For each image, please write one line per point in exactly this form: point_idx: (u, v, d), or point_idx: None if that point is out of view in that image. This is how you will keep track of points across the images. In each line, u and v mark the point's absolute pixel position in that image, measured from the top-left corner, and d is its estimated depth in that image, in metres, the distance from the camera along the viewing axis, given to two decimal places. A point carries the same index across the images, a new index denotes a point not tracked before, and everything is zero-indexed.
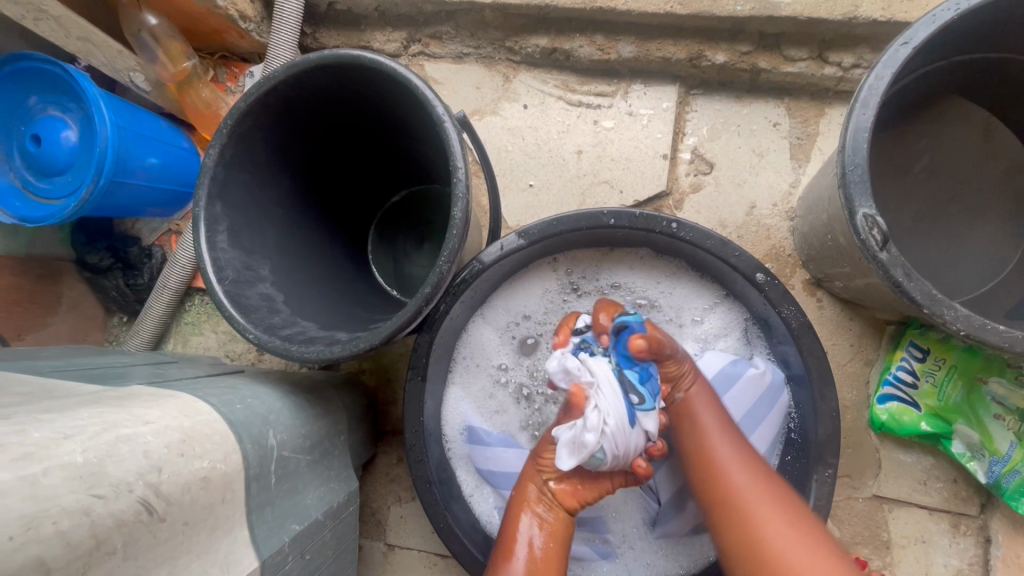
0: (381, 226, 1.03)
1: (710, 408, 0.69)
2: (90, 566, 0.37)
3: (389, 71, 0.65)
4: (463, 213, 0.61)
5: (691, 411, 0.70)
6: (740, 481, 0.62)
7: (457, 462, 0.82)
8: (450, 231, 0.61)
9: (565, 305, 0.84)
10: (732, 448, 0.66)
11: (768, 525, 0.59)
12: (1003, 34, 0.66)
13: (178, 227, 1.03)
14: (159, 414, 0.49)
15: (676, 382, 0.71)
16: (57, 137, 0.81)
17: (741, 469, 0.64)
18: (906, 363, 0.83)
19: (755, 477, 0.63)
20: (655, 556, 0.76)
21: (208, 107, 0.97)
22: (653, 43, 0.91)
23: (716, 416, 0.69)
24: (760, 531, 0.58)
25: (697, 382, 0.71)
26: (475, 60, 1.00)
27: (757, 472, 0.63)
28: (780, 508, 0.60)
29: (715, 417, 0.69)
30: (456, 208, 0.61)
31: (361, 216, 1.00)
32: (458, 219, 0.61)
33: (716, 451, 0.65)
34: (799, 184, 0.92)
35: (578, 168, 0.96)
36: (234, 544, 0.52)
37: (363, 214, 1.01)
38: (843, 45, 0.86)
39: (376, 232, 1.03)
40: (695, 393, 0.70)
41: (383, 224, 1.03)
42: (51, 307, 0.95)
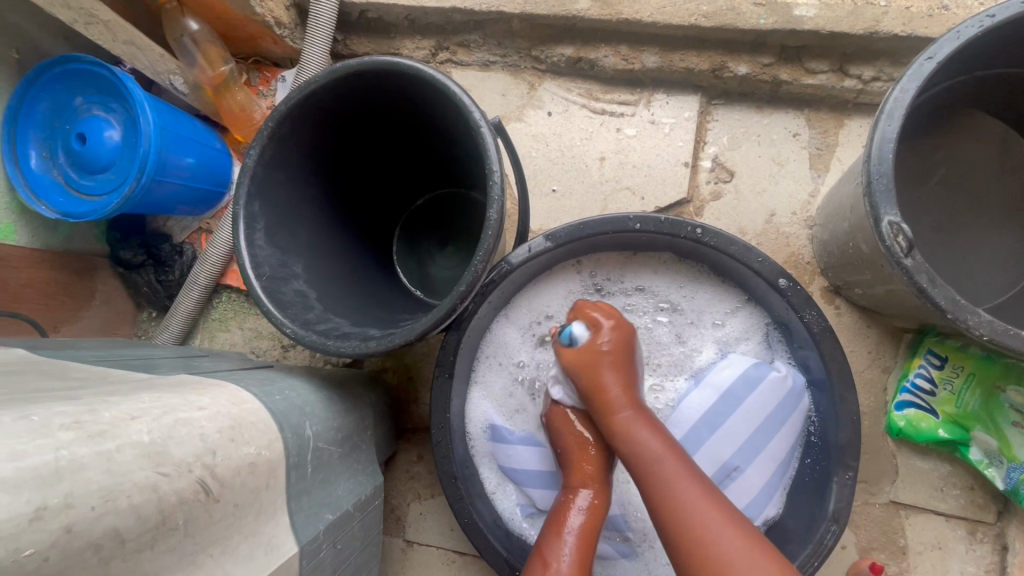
0: (406, 228, 1.06)
1: (653, 427, 0.66)
2: (156, 540, 0.39)
3: (428, 78, 0.67)
4: (498, 214, 0.64)
5: (632, 425, 0.67)
6: (687, 494, 0.59)
7: (480, 459, 0.84)
8: (485, 232, 0.63)
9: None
10: (678, 461, 0.63)
11: (720, 538, 0.55)
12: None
13: (208, 225, 1.06)
14: (210, 401, 0.51)
15: (613, 396, 0.68)
16: (101, 135, 0.84)
17: (688, 480, 0.60)
18: (923, 371, 0.84)
19: (704, 487, 0.60)
20: None
21: (243, 109, 1.01)
22: (677, 55, 0.93)
23: (655, 432, 0.66)
24: (713, 544, 0.55)
25: (632, 393, 0.69)
26: (501, 68, 1.02)
27: (702, 481, 0.61)
28: (725, 516, 0.57)
29: (656, 433, 0.66)
30: (491, 210, 0.63)
31: (388, 218, 1.03)
32: (493, 221, 0.63)
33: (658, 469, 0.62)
34: (818, 193, 0.94)
35: (600, 175, 0.99)
36: (277, 528, 0.53)
37: (389, 215, 1.03)
38: (863, 59, 0.88)
39: (401, 233, 1.05)
40: (632, 414, 0.67)
41: (408, 225, 1.06)
42: (85, 300, 0.98)
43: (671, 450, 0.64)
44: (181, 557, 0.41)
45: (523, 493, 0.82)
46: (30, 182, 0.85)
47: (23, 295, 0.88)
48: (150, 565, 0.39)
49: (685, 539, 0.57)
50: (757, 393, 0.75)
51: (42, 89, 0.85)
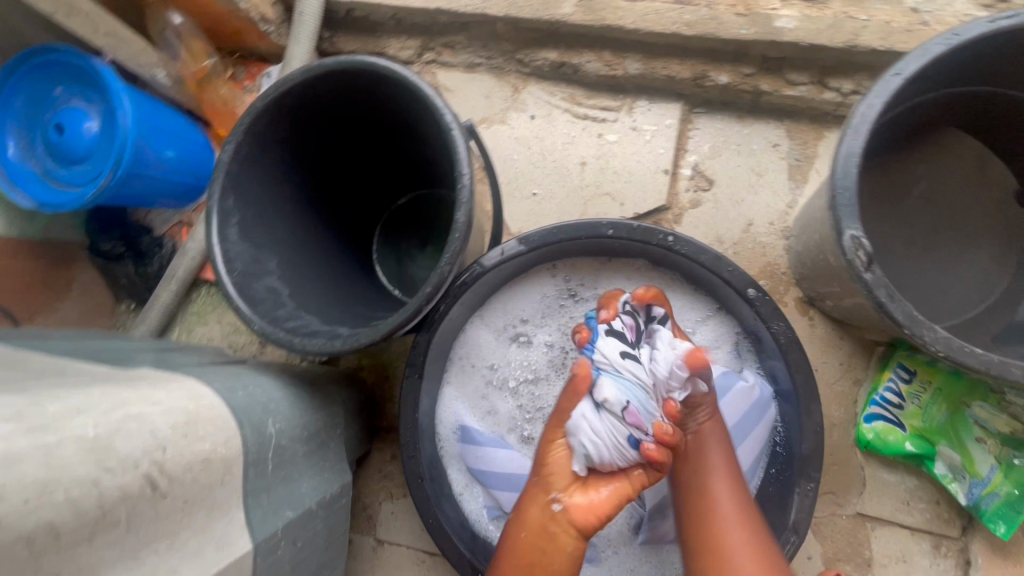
0: (387, 227, 1.06)
1: (719, 444, 0.71)
2: (95, 534, 0.39)
3: (402, 79, 0.67)
4: (466, 217, 0.64)
5: (705, 444, 0.72)
6: (720, 496, 0.69)
7: (449, 461, 0.84)
8: (452, 234, 0.63)
9: (563, 310, 0.86)
10: (726, 476, 0.70)
11: (734, 534, 0.66)
12: (995, 69, 0.69)
13: (189, 219, 1.06)
14: (165, 396, 0.51)
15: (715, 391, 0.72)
16: (80, 127, 0.84)
17: (730, 497, 0.69)
18: (892, 385, 0.85)
19: (739, 504, 0.69)
20: (639, 562, 0.77)
21: (225, 103, 1.01)
22: (659, 62, 0.93)
23: (721, 441, 0.72)
24: (730, 545, 0.65)
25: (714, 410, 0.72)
26: (485, 70, 1.03)
27: (740, 501, 0.69)
28: (744, 517, 0.67)
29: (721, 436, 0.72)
30: (459, 213, 0.63)
31: (368, 217, 1.03)
32: (460, 224, 0.63)
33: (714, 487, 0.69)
34: (796, 204, 0.94)
35: (581, 180, 0.99)
36: (230, 524, 0.54)
37: (370, 214, 1.03)
38: (843, 72, 0.88)
39: (382, 232, 1.06)
40: (712, 421, 0.72)
41: (389, 224, 1.06)
42: (62, 291, 0.98)
43: (723, 468, 0.70)
44: (123, 552, 0.41)
45: (490, 496, 0.82)
46: (8, 171, 0.85)
47: None
48: (87, 558, 0.39)
49: (711, 547, 0.66)
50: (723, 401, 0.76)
51: (22, 79, 0.85)
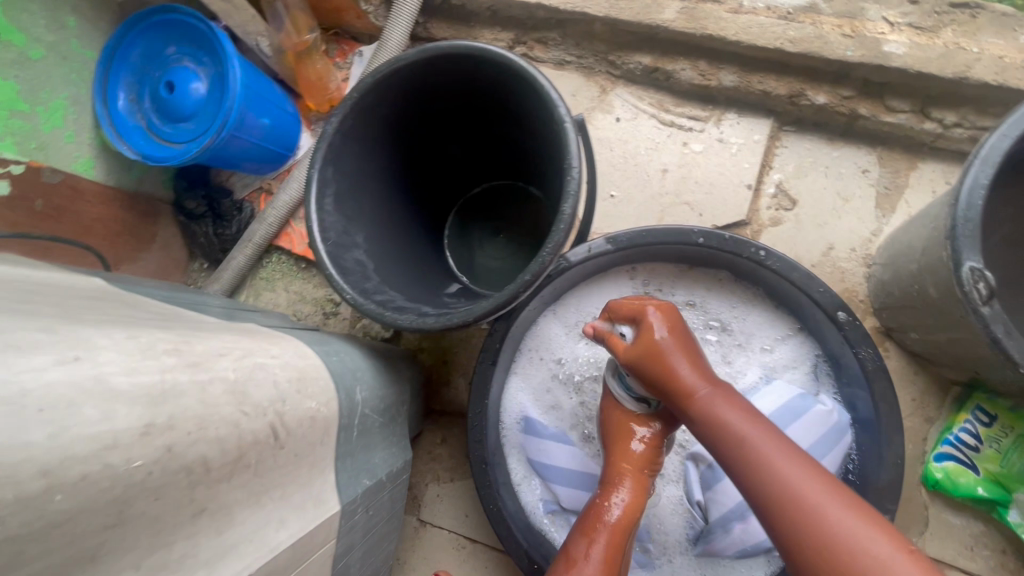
0: (460, 214, 1.07)
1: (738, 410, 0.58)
2: (233, 474, 0.40)
3: (517, 68, 0.68)
4: (572, 210, 0.64)
5: (713, 411, 0.58)
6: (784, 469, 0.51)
7: (510, 450, 0.85)
8: (557, 225, 0.64)
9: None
10: (771, 442, 0.54)
11: (830, 517, 0.47)
12: None
13: (270, 186, 1.09)
14: (280, 351, 0.53)
15: (690, 383, 0.60)
16: (188, 86, 0.87)
17: (793, 468, 0.52)
18: (969, 426, 0.83)
19: (809, 469, 0.52)
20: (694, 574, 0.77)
21: (321, 78, 1.03)
22: (756, 77, 0.93)
23: (744, 412, 0.57)
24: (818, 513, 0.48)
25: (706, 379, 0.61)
26: (575, 69, 1.03)
27: (817, 472, 0.51)
28: (836, 494, 0.49)
29: (740, 408, 0.58)
30: (565, 205, 0.64)
31: (444, 202, 1.04)
32: (566, 216, 0.64)
33: (775, 467, 0.52)
34: (880, 233, 0.93)
35: (661, 186, 0.99)
36: (324, 483, 0.55)
37: (446, 200, 1.04)
38: (947, 103, 0.87)
39: (455, 218, 1.06)
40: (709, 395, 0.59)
41: (462, 211, 1.07)
42: (146, 243, 1.01)
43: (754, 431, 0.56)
44: (249, 495, 0.42)
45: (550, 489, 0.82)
46: (115, 122, 0.88)
47: (93, 229, 0.90)
48: (226, 496, 0.39)
49: (795, 520, 0.49)
50: (801, 422, 0.75)
51: (139, 35, 0.88)
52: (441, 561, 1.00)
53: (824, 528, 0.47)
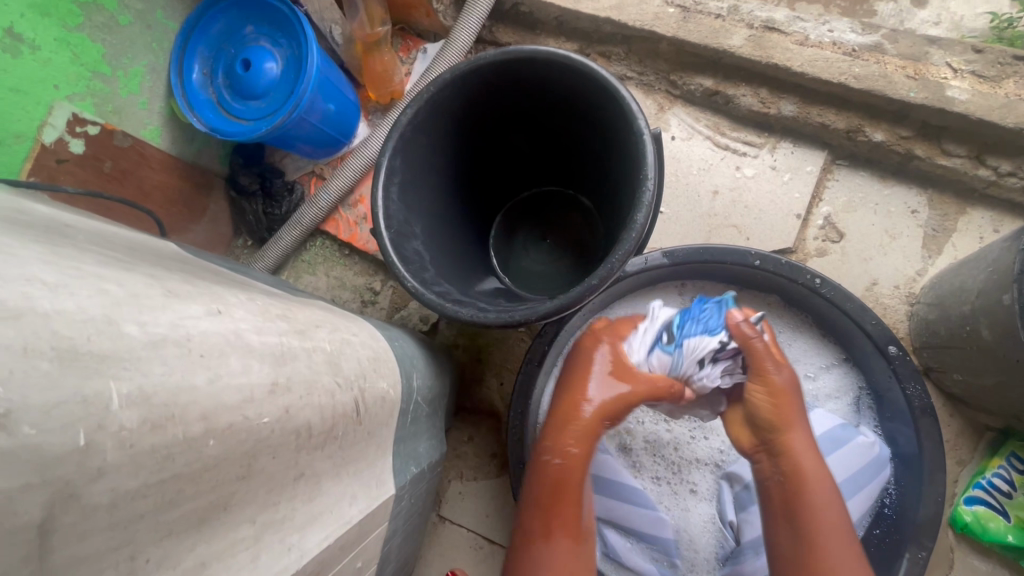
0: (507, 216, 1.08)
1: (815, 466, 0.63)
2: (325, 443, 0.41)
3: (599, 78, 0.70)
4: (644, 219, 0.65)
5: (797, 452, 0.64)
6: (829, 531, 0.60)
7: None
8: (628, 233, 0.65)
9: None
10: (832, 502, 0.62)
11: None
12: None
13: (322, 171, 1.11)
14: (358, 330, 0.53)
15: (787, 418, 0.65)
16: (263, 66, 0.88)
17: (836, 533, 0.61)
18: (1003, 472, 0.83)
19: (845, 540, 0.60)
20: None
21: (386, 70, 1.04)
22: (815, 109, 0.94)
23: (821, 465, 0.64)
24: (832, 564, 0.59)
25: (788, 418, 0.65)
26: (635, 85, 1.05)
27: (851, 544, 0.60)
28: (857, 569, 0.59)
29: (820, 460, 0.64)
30: (638, 214, 0.65)
31: (495, 203, 1.05)
32: (638, 224, 0.65)
33: (824, 525, 0.61)
34: (925, 273, 0.94)
35: (710, 208, 1.00)
36: (384, 465, 0.55)
37: (496, 202, 1.06)
38: (1003, 152, 0.88)
39: (502, 220, 1.07)
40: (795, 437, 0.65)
41: (510, 213, 1.08)
42: (197, 215, 1.02)
43: (821, 484, 0.63)
44: (332, 466, 0.43)
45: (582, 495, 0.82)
46: (187, 93, 0.89)
47: (151, 195, 0.92)
48: (317, 465, 0.40)
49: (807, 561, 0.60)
50: (840, 452, 0.76)
51: (221, 12, 0.90)
52: (457, 558, 1.00)
53: (827, 569, 0.59)
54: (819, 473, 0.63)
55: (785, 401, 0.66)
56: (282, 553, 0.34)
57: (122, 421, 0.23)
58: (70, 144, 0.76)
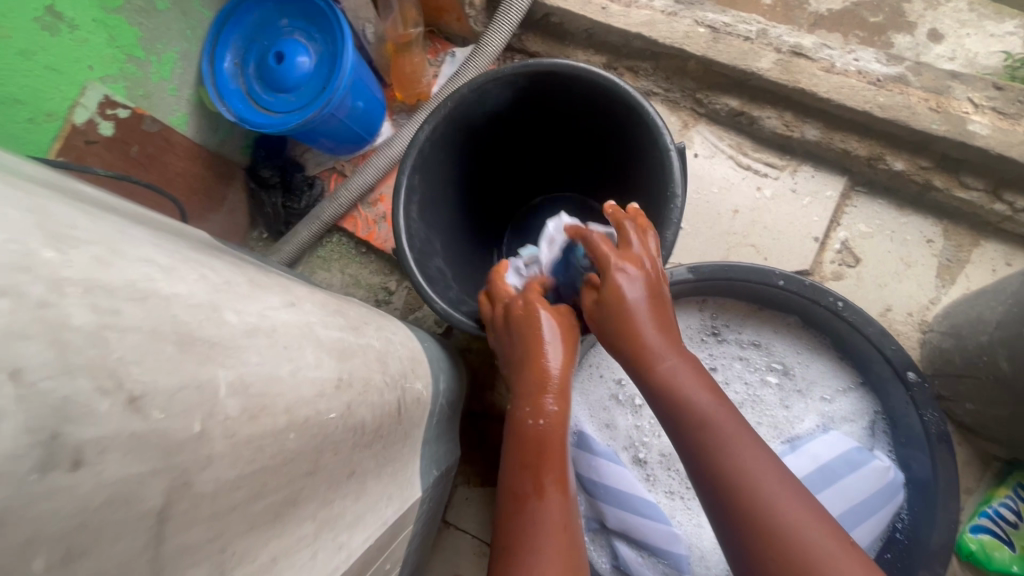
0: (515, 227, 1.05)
1: (731, 422, 0.53)
2: (373, 442, 0.40)
3: (632, 95, 0.70)
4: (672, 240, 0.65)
5: (672, 370, 0.55)
6: (737, 448, 0.51)
7: None
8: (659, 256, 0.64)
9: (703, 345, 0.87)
10: (727, 412, 0.53)
11: (775, 498, 0.48)
12: None
13: (342, 168, 1.11)
14: (396, 329, 0.53)
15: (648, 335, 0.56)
16: (296, 59, 0.88)
17: (753, 452, 0.51)
18: (1010, 502, 0.85)
19: (760, 449, 0.51)
20: None
21: (413, 72, 1.05)
22: (838, 135, 0.96)
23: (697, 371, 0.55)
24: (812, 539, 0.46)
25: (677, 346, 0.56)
26: (660, 101, 1.06)
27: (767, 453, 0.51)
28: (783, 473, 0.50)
29: (689, 369, 0.55)
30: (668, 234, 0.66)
31: (503, 211, 1.03)
32: (668, 245, 0.65)
33: (734, 447, 0.51)
34: (938, 302, 0.95)
35: (730, 226, 1.01)
36: (414, 467, 0.55)
37: (505, 209, 1.03)
38: (1019, 188, 0.90)
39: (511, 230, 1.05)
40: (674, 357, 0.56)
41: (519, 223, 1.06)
42: (217, 204, 1.01)
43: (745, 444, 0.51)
44: (376, 466, 0.43)
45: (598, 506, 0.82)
46: (218, 83, 0.89)
47: (174, 182, 0.91)
48: (365, 464, 0.40)
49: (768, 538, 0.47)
50: (858, 474, 0.77)
51: (256, 3, 0.90)
52: (461, 565, 0.99)
53: (761, 501, 0.48)
54: (698, 390, 0.54)
55: (645, 329, 0.56)
56: (335, 552, 0.33)
57: (228, 409, 0.23)
58: (100, 126, 0.75)
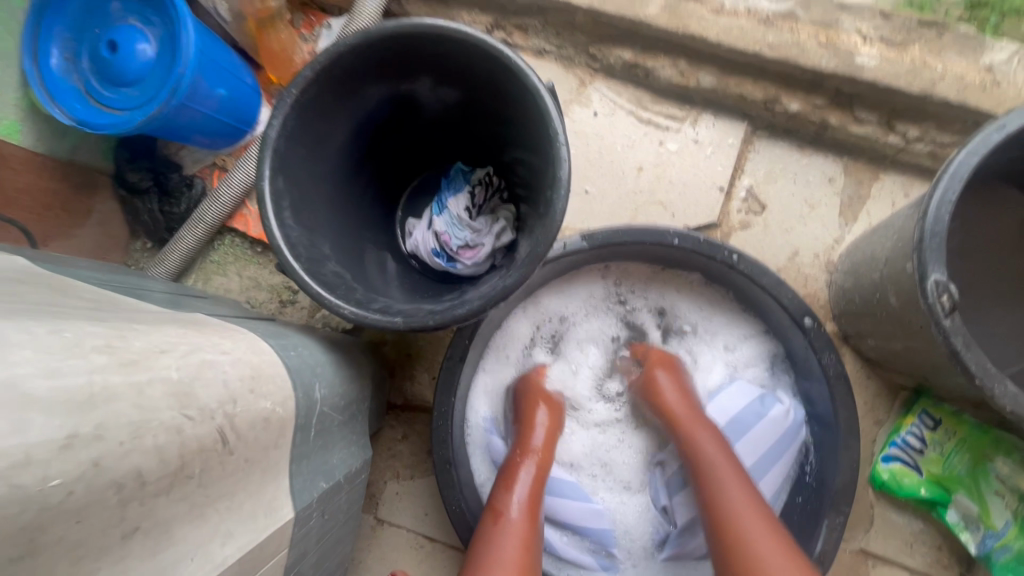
0: (412, 204, 0.99)
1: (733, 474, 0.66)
2: (174, 487, 0.36)
3: (504, 57, 0.66)
4: (562, 207, 0.64)
5: (713, 461, 0.67)
6: (737, 495, 0.63)
7: (474, 449, 0.83)
8: (551, 223, 0.64)
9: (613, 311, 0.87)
10: (735, 473, 0.65)
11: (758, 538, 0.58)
12: None
13: (224, 162, 1.02)
14: (232, 346, 0.48)
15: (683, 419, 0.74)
16: (134, 47, 0.79)
17: (746, 496, 0.63)
18: (915, 430, 0.86)
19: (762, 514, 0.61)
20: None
21: (283, 49, 0.97)
22: (733, 79, 0.93)
23: (728, 459, 0.67)
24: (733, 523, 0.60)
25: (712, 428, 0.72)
26: (554, 59, 1.00)
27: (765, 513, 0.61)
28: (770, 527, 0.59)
29: (712, 436, 0.71)
30: (558, 201, 0.64)
31: (395, 189, 0.97)
32: (558, 213, 0.64)
33: (722, 488, 0.64)
34: (842, 241, 0.95)
35: (636, 184, 0.98)
36: (277, 490, 0.50)
37: (397, 187, 0.97)
38: (911, 118, 0.89)
39: (406, 208, 0.99)
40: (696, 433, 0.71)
41: (417, 197, 1.00)
42: (80, 218, 0.92)
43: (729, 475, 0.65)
44: (191, 509, 0.38)
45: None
46: (46, 81, 0.78)
47: (18, 201, 0.81)
48: (164, 514, 0.36)
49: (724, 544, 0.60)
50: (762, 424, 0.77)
51: None
52: (398, 560, 0.98)
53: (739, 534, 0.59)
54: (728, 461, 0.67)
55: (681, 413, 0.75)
56: None
57: None
58: None
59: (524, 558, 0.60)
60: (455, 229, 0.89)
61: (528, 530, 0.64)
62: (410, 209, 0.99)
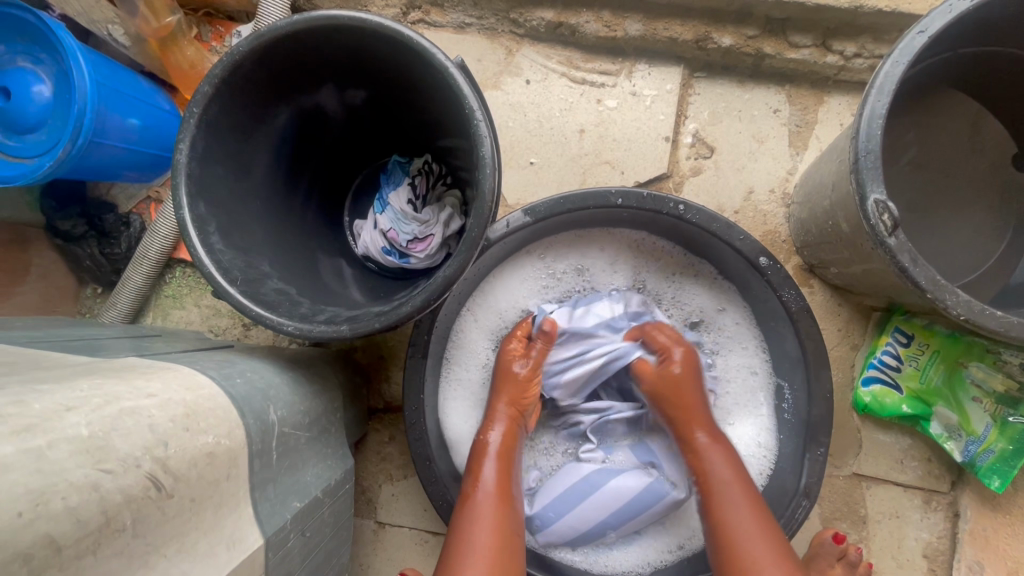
0: (359, 204, 0.96)
1: (726, 460, 0.67)
2: (99, 544, 0.36)
3: (404, 40, 0.62)
4: (491, 186, 0.61)
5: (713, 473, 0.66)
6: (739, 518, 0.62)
7: (456, 422, 0.82)
8: (480, 204, 0.62)
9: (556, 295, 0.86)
10: (740, 485, 0.65)
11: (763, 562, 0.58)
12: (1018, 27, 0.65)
13: (158, 194, 0.98)
14: (161, 386, 0.46)
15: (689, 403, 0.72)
16: (28, 90, 0.75)
17: (751, 520, 0.62)
18: (890, 348, 0.86)
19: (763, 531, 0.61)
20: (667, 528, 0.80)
21: (193, 66, 0.92)
22: (661, 23, 0.90)
23: (726, 455, 0.68)
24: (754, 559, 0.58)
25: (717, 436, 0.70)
26: (476, 31, 0.96)
27: (773, 539, 0.60)
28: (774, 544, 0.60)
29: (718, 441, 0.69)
30: (484, 180, 0.61)
31: (338, 193, 0.94)
32: (487, 191, 0.61)
33: (723, 498, 0.64)
34: (796, 171, 0.93)
35: (580, 148, 0.95)
36: (239, 520, 0.49)
37: (340, 190, 0.94)
38: (845, 34, 0.87)
39: (352, 210, 0.96)
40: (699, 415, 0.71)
41: (361, 197, 0.96)
42: (19, 275, 0.89)
43: (741, 482, 0.65)
44: (129, 561, 0.38)
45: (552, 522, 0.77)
46: None
47: None
48: (93, 571, 0.36)
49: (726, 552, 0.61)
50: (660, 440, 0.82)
51: None
52: (405, 558, 0.98)
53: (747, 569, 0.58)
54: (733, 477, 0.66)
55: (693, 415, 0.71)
56: None
57: None
58: None
59: (499, 541, 0.62)
60: (400, 224, 0.87)
61: (500, 515, 0.64)
62: (356, 211, 0.96)
